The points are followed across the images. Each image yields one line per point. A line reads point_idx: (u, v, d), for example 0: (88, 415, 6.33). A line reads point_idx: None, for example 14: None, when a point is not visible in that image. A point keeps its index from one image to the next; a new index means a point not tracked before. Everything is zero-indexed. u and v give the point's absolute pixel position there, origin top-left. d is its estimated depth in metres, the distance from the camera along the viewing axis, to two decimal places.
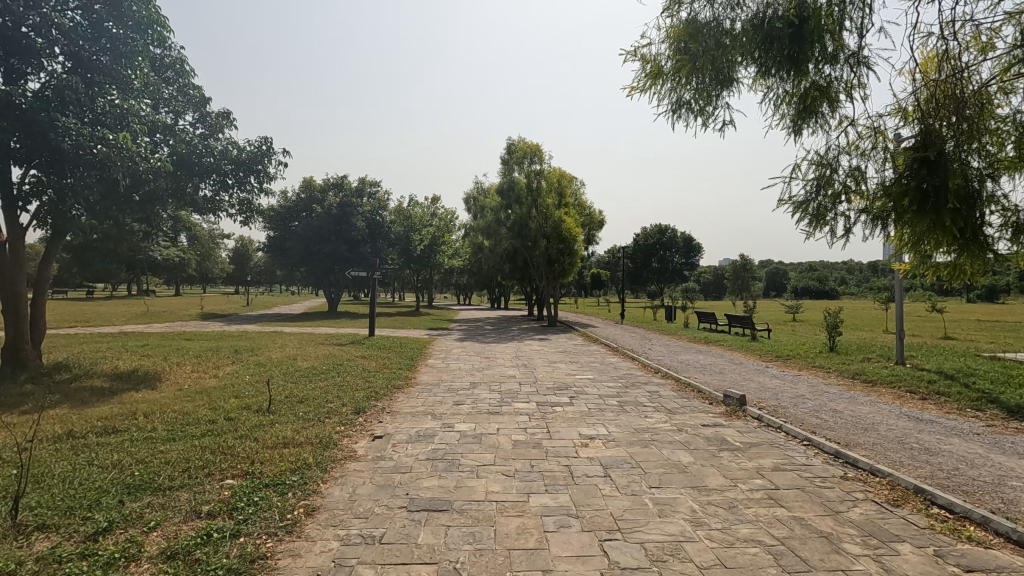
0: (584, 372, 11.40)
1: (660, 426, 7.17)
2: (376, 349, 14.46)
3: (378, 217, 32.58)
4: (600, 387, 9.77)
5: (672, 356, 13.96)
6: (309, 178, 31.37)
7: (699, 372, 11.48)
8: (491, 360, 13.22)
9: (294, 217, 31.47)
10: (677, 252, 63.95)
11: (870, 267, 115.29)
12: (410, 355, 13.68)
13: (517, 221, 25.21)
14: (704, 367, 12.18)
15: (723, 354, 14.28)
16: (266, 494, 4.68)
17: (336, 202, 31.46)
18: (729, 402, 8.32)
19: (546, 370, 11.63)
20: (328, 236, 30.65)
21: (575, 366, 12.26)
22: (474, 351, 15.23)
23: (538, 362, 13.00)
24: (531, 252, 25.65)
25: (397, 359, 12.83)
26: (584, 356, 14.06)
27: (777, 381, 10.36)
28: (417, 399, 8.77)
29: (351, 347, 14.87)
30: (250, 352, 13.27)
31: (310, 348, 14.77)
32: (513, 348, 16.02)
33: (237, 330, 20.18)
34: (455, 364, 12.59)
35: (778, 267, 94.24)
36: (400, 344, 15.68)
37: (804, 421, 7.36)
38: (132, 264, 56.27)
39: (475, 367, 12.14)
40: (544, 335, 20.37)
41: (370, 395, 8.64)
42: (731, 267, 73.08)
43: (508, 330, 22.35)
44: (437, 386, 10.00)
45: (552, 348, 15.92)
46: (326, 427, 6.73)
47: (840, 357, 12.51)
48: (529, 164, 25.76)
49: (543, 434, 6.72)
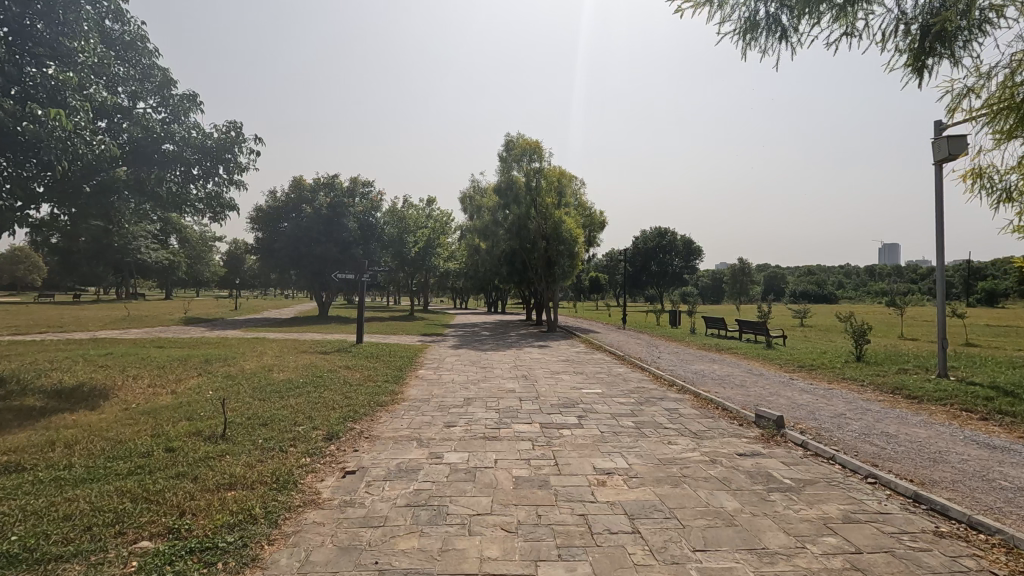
0: (591, 386, 10.25)
1: (688, 455, 6.02)
2: (362, 358, 13.27)
3: (371, 217, 31.41)
4: (611, 404, 8.61)
5: (685, 366, 12.82)
6: (299, 177, 30.12)
7: (719, 385, 10.34)
8: (488, 371, 12.05)
9: (283, 218, 30.22)
10: (677, 256, 62.84)
11: (868, 271, 114.58)
12: (399, 364, 12.51)
13: (515, 222, 24.08)
14: (722, 379, 11.05)
15: (740, 363, 13.17)
16: (184, 566, 3.49)
17: (327, 203, 30.28)
18: (763, 424, 7.18)
19: (549, 383, 10.46)
20: (318, 237, 29.46)
21: (580, 378, 11.09)
22: (469, 359, 14.04)
23: (539, 372, 11.84)
24: (530, 254, 24.55)
25: (385, 370, 11.66)
26: (589, 366, 12.91)
27: (809, 397, 9.23)
28: (402, 420, 7.61)
29: (335, 355, 13.70)
30: (222, 361, 12.06)
31: (290, 356, 13.59)
32: (511, 356, 14.82)
33: (217, 335, 18.93)
34: (448, 375, 11.43)
35: (777, 273, 93.33)
36: (389, 352, 14.49)
37: (857, 449, 6.22)
38: (119, 267, 54.97)
39: (469, 379, 10.96)
40: (543, 341, 19.23)
41: (347, 415, 7.48)
42: (731, 271, 72.05)
43: (505, 336, 21.19)
44: (427, 402, 8.82)
45: (553, 357, 14.76)
46: (287, 460, 5.57)
47: (871, 367, 11.40)
48: (528, 161, 24.68)
49: (550, 468, 5.56)
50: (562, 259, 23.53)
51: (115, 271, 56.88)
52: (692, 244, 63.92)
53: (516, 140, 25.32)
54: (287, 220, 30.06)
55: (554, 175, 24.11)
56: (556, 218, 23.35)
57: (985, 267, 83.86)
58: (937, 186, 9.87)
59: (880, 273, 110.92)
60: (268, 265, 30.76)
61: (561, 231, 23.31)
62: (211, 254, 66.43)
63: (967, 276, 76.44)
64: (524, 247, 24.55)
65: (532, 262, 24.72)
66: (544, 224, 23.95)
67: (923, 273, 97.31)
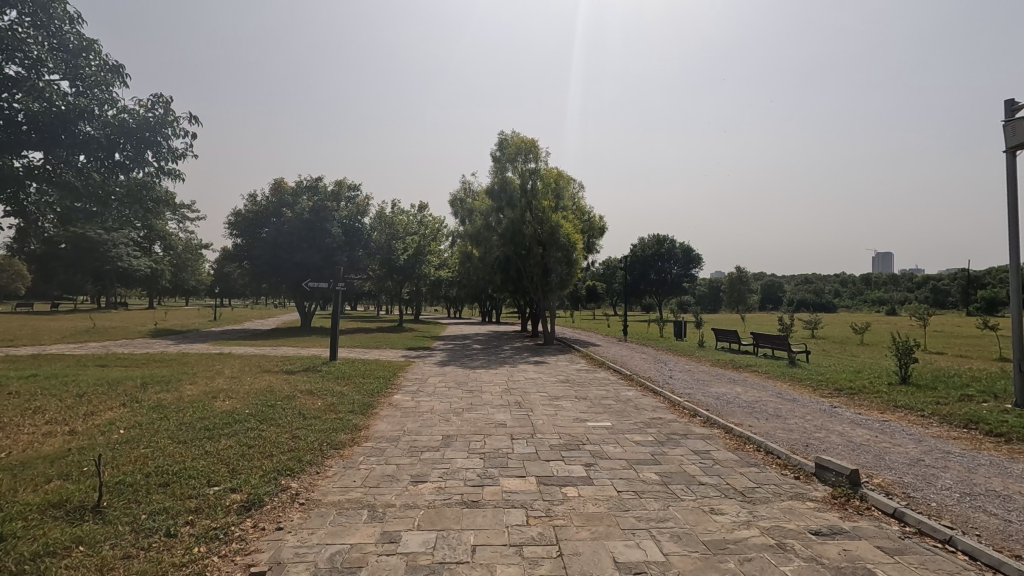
0: (598, 417, 8.52)
1: (744, 537, 4.27)
2: (331, 380, 11.51)
3: (356, 222, 29.76)
4: (625, 446, 6.88)
5: (703, 389, 11.10)
6: (280, 178, 28.42)
7: (750, 415, 8.60)
8: (475, 396, 10.27)
9: (262, 223, 28.48)
10: (675, 264, 61.47)
11: (865, 280, 113.48)
12: (372, 388, 10.73)
13: (509, 227, 22.46)
14: (752, 406, 9.32)
15: (765, 385, 11.49)
16: None
17: (309, 206, 28.53)
18: (830, 481, 5.44)
19: (546, 414, 8.69)
20: (300, 243, 27.75)
21: (583, 407, 9.33)
22: (455, 380, 12.27)
23: (535, 398, 10.11)
24: (525, 261, 22.92)
25: (354, 396, 9.88)
26: (593, 389, 11.17)
27: (867, 434, 7.49)
28: (357, 472, 5.85)
29: (301, 376, 11.93)
30: (162, 385, 10.24)
31: (247, 377, 11.81)
32: (503, 376, 13.05)
33: (178, 352, 17.11)
34: (427, 403, 9.64)
35: (774, 282, 92.06)
36: (364, 371, 12.72)
37: (976, 524, 4.49)
38: (98, 276, 53.10)
39: (452, 408, 9.16)
40: (539, 357, 17.47)
41: (283, 466, 5.74)
42: (728, 280, 70.45)
43: (498, 351, 19.45)
44: (395, 443, 7.03)
45: (550, 376, 13.00)
46: (166, 557, 3.80)
47: (925, 393, 9.67)
48: (523, 160, 22.99)
49: (553, 565, 3.80)
50: (559, 266, 21.89)
51: (95, 281, 54.99)
52: (691, 251, 62.42)
53: (511, 138, 23.62)
54: (267, 225, 28.31)
55: (551, 176, 22.55)
56: (554, 222, 21.74)
57: (985, 275, 82.36)
58: (1012, 177, 8.25)
59: (876, 282, 109.77)
60: (247, 274, 28.98)
61: (559, 236, 21.66)
62: (197, 263, 64.63)
63: (968, 284, 75.18)
64: (518, 253, 22.95)
65: (528, 269, 23.09)
66: (540, 227, 22.34)
67: (922, 282, 95.85)
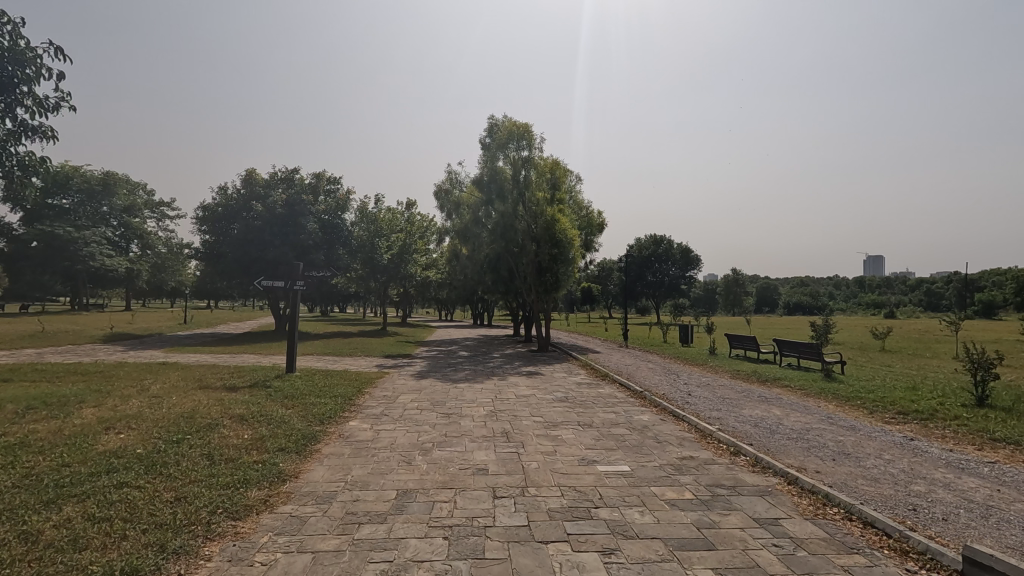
0: (612, 459, 6.40)
1: None
2: (278, 401, 9.33)
3: (336, 217, 27.52)
4: (656, 513, 4.77)
5: (734, 412, 9.02)
6: (251, 168, 26.08)
7: (812, 455, 6.52)
8: (452, 423, 8.13)
9: (232, 218, 26.16)
10: (673, 265, 59.60)
11: (857, 283, 112.35)
12: (324, 412, 8.56)
13: (500, 221, 20.38)
14: (806, 439, 7.23)
15: (809, 406, 9.42)
16: None
17: (283, 199, 26.31)
18: None
19: (541, 453, 6.56)
20: (273, 239, 25.53)
21: (590, 440, 7.21)
22: (431, 399, 10.10)
23: (528, 426, 7.99)
24: (517, 259, 20.79)
25: (296, 424, 7.69)
26: (599, 412, 9.04)
27: (985, 489, 5.42)
28: (244, 572, 3.67)
29: (242, 395, 9.71)
30: (48, 409, 7.97)
31: (175, 396, 9.58)
32: (489, 392, 10.90)
33: (115, 361, 14.77)
34: (389, 434, 7.48)
35: (769, 284, 90.56)
36: (321, 388, 10.53)
37: None
38: (70, 277, 50.34)
39: (419, 443, 7.00)
40: (532, 367, 15.38)
41: (122, 569, 3.56)
42: (725, 283, 68.66)
43: (485, 359, 17.33)
44: (324, 508, 4.87)
45: (545, 393, 10.87)
46: None
47: (1022, 421, 7.61)
48: (515, 147, 20.71)
49: None
50: (554, 265, 19.86)
51: (65, 283, 52.44)
52: (690, 252, 60.53)
53: (501, 124, 21.45)
54: (237, 220, 26.00)
55: (545, 165, 20.42)
56: (549, 216, 19.65)
57: (982, 278, 81.14)
58: None
59: (870, 285, 108.37)
60: (216, 274, 26.73)
61: (555, 232, 19.59)
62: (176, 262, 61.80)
63: (965, 288, 73.82)
64: (511, 251, 20.89)
65: (521, 268, 21.01)
66: (534, 222, 20.27)
67: (918, 286, 94.61)
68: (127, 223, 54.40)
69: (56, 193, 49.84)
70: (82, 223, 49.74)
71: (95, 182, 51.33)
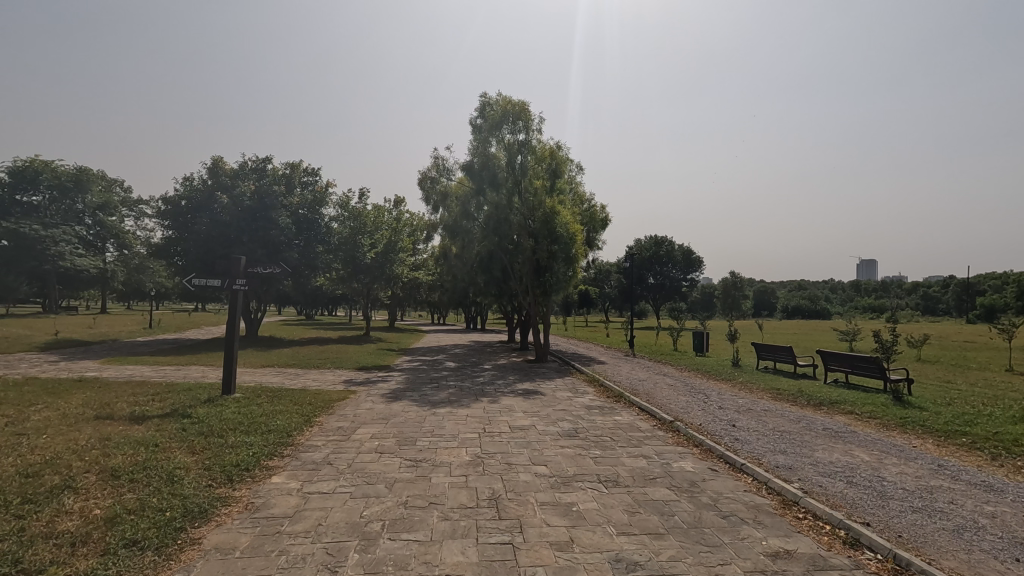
0: (664, 560, 3.99)
1: None
2: (186, 441, 6.83)
3: (312, 212, 25.39)
4: None
5: (807, 456, 6.65)
6: (218, 156, 23.59)
7: (980, 552, 4.12)
8: (420, 480, 5.67)
9: (196, 211, 23.51)
10: (674, 266, 57.42)
11: (853, 285, 110.82)
12: (241, 461, 6.09)
13: (492, 214, 17.98)
14: (945, 514, 4.84)
15: (902, 447, 7.05)
16: None
17: (252, 191, 23.85)
18: None
19: (550, 549, 4.13)
20: (240, 235, 23.00)
21: (621, 516, 4.76)
22: (398, 435, 7.61)
23: (527, 486, 5.55)
24: (513, 258, 18.43)
25: (185, 488, 5.20)
26: (624, 458, 6.60)
27: None
28: None
29: (142, 432, 7.19)
30: None
31: (47, 433, 7.02)
32: (476, 422, 8.46)
33: (25, 375, 12.20)
34: (321, 504, 4.99)
35: (767, 287, 88.62)
36: (256, 419, 8.05)
37: None
38: (39, 276, 47.33)
39: (361, 525, 4.55)
40: (530, 383, 12.91)
41: None
42: (723, 285, 66.47)
43: (475, 372, 14.90)
44: None
45: (548, 423, 8.42)
46: None
47: None
48: (510, 130, 18.25)
49: None
50: (554, 264, 17.53)
51: (34, 284, 49.46)
52: (691, 253, 58.31)
53: (494, 103, 18.90)
54: (201, 213, 23.37)
55: (544, 151, 18.06)
56: (548, 208, 17.33)
57: (982, 280, 79.39)
58: None
59: (866, 288, 106.36)
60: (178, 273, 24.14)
61: (554, 226, 17.25)
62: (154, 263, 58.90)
63: (966, 289, 72.24)
64: (504, 248, 18.52)
65: (516, 268, 18.62)
66: (531, 216, 17.95)
67: (915, 290, 92.96)
68: (103, 222, 51.76)
69: (26, 189, 46.94)
70: (51, 220, 46.80)
71: (67, 178, 48.46)
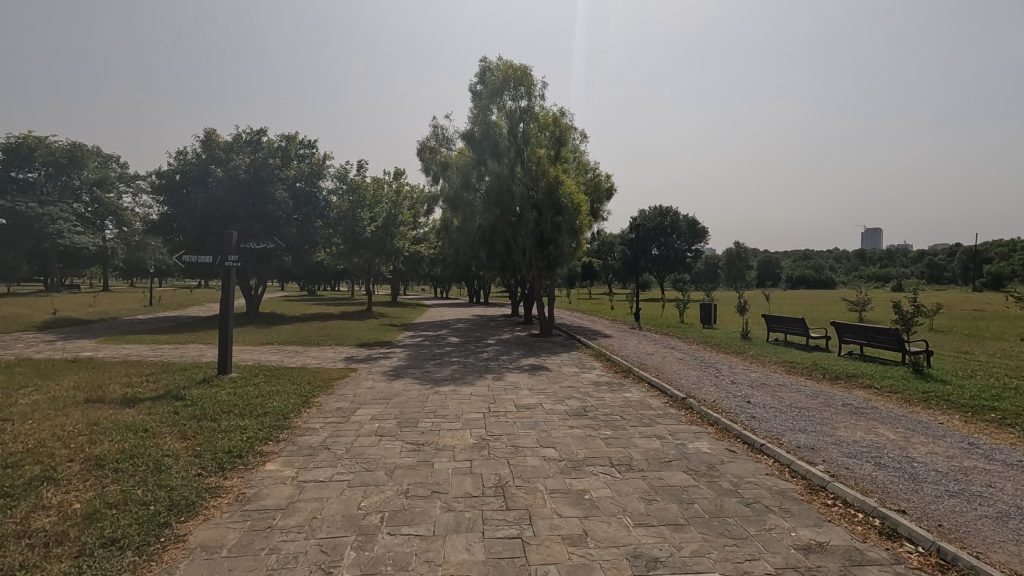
0: (688, 556, 3.66)
1: None
2: (178, 426, 6.53)
3: (310, 186, 24.84)
4: None
5: (830, 435, 6.30)
6: (211, 129, 22.95)
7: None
8: (422, 467, 5.35)
9: (190, 185, 22.94)
10: (678, 238, 56.71)
11: (858, 254, 109.77)
12: (233, 447, 5.78)
13: (494, 185, 17.41)
14: (985, 499, 4.50)
15: (928, 424, 6.71)
16: None
17: (247, 164, 23.26)
18: None
19: (563, 544, 3.80)
20: (237, 209, 22.51)
21: (637, 505, 4.44)
22: (399, 417, 7.30)
23: (536, 471, 5.22)
24: (515, 230, 17.92)
25: (172, 478, 4.89)
26: (637, 438, 6.27)
27: None
28: None
29: (132, 416, 6.89)
30: None
31: (34, 419, 6.73)
32: (480, 401, 8.14)
33: (19, 357, 11.93)
34: (316, 494, 4.67)
35: (772, 258, 87.82)
36: (251, 401, 7.75)
37: None
38: (38, 255, 47.11)
39: (359, 518, 4.23)
40: (535, 358, 12.59)
41: None
42: (727, 256, 65.81)
43: (479, 348, 14.59)
44: None
45: (555, 402, 8.09)
46: None
47: None
48: (511, 96, 17.57)
49: None
50: (558, 236, 17.03)
51: (34, 263, 49.33)
52: (696, 224, 57.49)
53: (494, 68, 18.16)
54: (195, 188, 22.81)
55: (547, 118, 17.41)
56: (551, 178, 16.77)
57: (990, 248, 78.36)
58: None
59: (871, 258, 105.38)
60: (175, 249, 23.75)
61: (557, 196, 16.72)
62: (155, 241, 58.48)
63: (974, 258, 71.30)
64: (507, 220, 18.01)
65: (519, 240, 18.15)
66: (534, 186, 17.40)
67: (921, 258, 92.02)
68: (100, 199, 50.23)
69: (22, 166, 46.96)
70: (48, 198, 46.40)
71: (62, 154, 47.79)
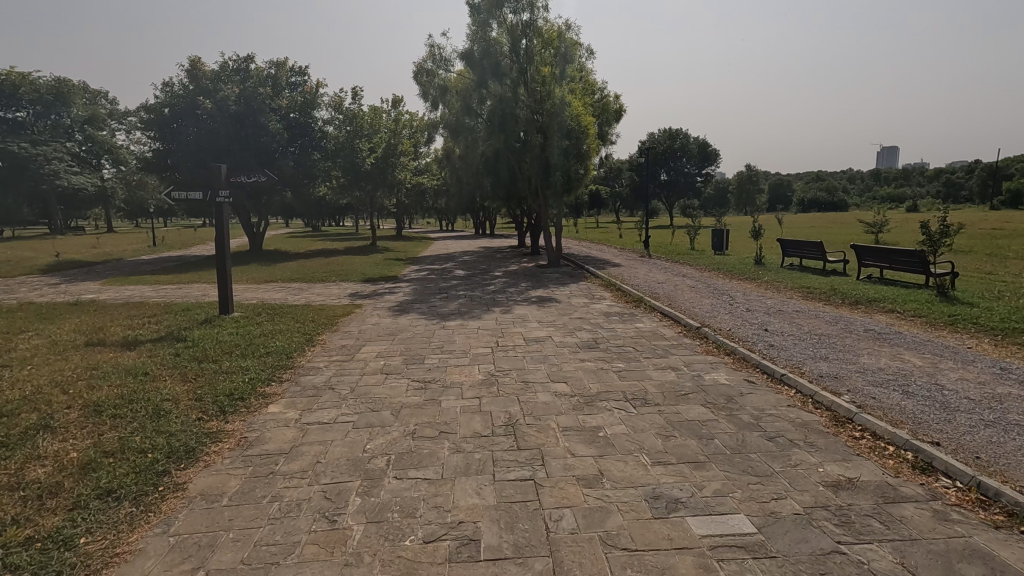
0: (710, 495, 3.47)
1: None
2: (179, 368, 6.37)
3: (304, 116, 23.77)
4: None
5: (853, 363, 6.03)
6: (195, 57, 21.67)
7: None
8: (429, 406, 5.15)
9: (179, 119, 21.93)
10: (688, 161, 54.94)
11: (872, 174, 106.65)
12: (234, 389, 5.61)
13: (497, 109, 16.41)
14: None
15: (956, 349, 6.41)
16: None
17: (236, 95, 22.13)
18: None
19: (577, 486, 3.62)
20: (230, 143, 21.65)
21: (654, 442, 4.23)
22: (405, 353, 7.10)
23: (547, 407, 5.02)
24: (520, 157, 17.09)
25: (171, 423, 4.73)
26: (651, 370, 6.03)
27: None
28: None
29: (132, 360, 6.72)
30: None
31: (32, 365, 6.58)
32: (489, 335, 7.92)
33: (20, 301, 11.78)
34: (319, 437, 4.51)
35: (783, 180, 85.46)
36: (253, 341, 7.56)
37: None
38: (37, 197, 46.40)
39: (364, 462, 4.06)
40: (543, 289, 12.31)
41: None
42: (738, 179, 64.03)
43: (485, 280, 14.30)
44: None
45: (565, 334, 7.85)
46: None
47: None
48: (513, 9, 16.25)
49: None
50: (565, 162, 16.26)
51: (34, 206, 48.74)
52: (707, 147, 55.49)
53: None
54: (185, 121, 21.83)
55: (552, 33, 16.20)
56: (557, 99, 15.80)
57: (1012, 164, 75.62)
58: None
59: (887, 177, 102.40)
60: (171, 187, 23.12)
61: (564, 119, 15.82)
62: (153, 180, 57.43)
63: (994, 174, 68.99)
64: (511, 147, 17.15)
65: (524, 168, 17.39)
66: (539, 109, 16.43)
67: (938, 176, 89.26)
68: (92, 137, 49.86)
69: (9, 105, 44.75)
70: (39, 137, 44.98)
71: (47, 91, 45.95)
